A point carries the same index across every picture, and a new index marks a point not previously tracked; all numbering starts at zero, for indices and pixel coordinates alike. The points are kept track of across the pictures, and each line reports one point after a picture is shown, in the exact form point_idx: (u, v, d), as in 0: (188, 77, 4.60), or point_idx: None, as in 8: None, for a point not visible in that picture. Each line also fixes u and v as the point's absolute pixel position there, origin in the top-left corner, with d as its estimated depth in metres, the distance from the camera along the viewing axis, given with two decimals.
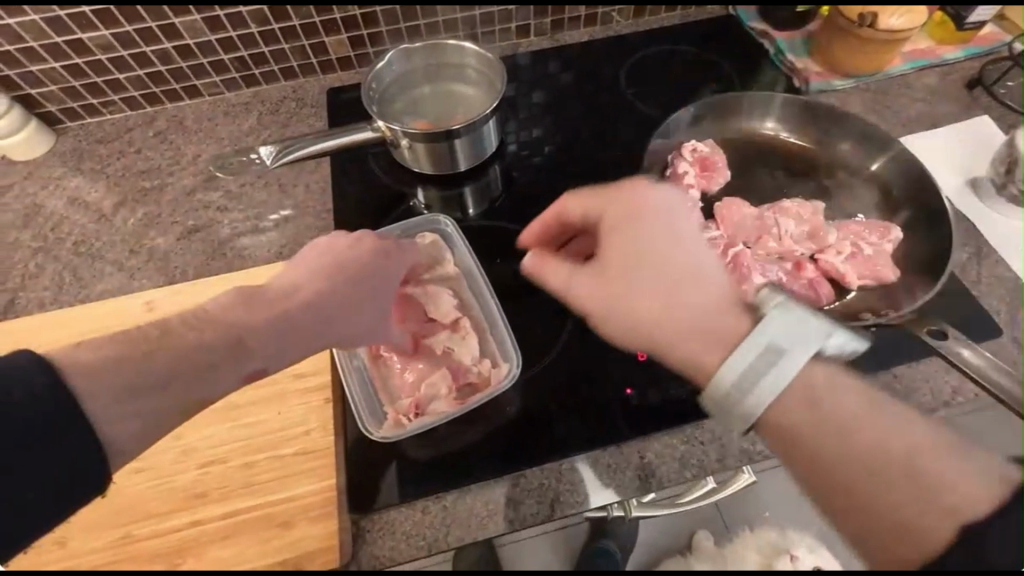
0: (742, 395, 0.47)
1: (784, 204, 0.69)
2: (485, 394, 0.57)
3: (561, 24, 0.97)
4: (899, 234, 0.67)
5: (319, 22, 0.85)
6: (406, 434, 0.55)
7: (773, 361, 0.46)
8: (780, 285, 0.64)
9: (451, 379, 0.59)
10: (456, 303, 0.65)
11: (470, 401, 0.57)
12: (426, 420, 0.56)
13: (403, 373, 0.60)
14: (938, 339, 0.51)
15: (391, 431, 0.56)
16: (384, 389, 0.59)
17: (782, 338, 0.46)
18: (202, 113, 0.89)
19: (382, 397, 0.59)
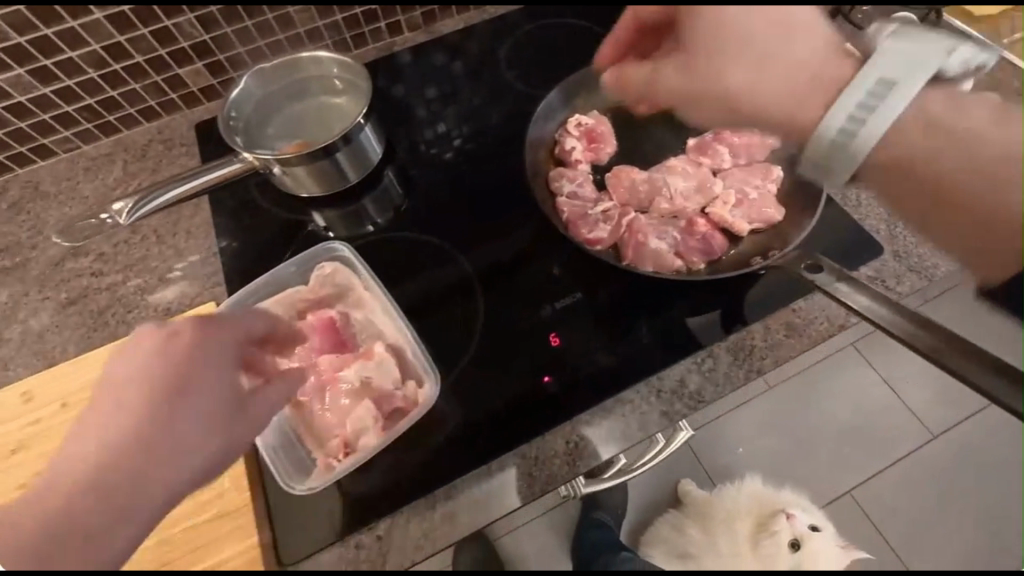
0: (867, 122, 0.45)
1: (670, 163, 0.70)
2: (412, 413, 0.56)
3: (434, 14, 0.94)
4: (780, 173, 0.69)
5: (166, 54, 0.78)
6: (336, 478, 0.54)
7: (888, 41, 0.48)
8: (676, 245, 0.64)
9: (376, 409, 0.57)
10: (373, 332, 0.61)
11: (398, 428, 0.55)
12: (358, 457, 0.55)
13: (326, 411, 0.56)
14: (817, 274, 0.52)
15: (322, 476, 0.54)
16: (307, 434, 0.56)
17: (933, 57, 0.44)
18: (59, 173, 0.81)
19: (309, 444, 0.56)
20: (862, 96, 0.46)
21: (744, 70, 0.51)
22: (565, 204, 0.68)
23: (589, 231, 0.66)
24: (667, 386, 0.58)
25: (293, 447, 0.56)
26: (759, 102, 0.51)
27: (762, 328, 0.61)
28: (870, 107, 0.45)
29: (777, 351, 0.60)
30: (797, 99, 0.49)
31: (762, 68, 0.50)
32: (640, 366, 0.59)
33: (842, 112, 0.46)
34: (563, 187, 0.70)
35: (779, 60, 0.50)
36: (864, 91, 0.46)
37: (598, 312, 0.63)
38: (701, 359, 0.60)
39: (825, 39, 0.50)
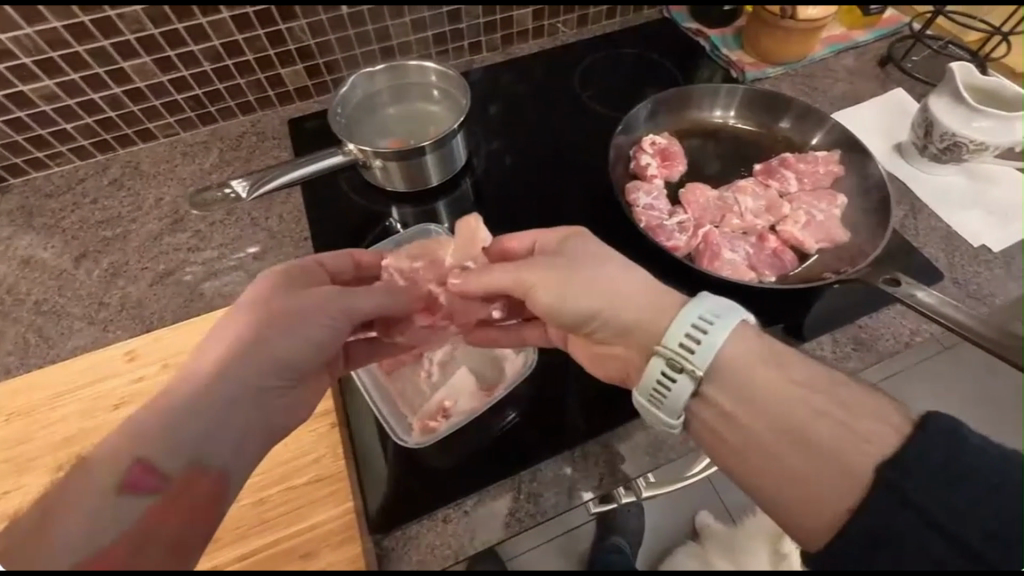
0: (685, 363, 0.47)
1: (740, 183, 0.75)
2: (506, 384, 0.59)
3: (511, 39, 1.01)
4: (844, 200, 0.73)
5: (273, 55, 0.84)
6: (439, 436, 0.55)
7: (694, 339, 0.46)
8: (748, 257, 0.69)
9: (474, 379, 0.60)
10: None
11: (496, 391, 0.59)
12: (454, 421, 0.56)
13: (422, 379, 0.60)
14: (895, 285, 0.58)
15: (423, 437, 0.55)
16: (402, 400, 0.59)
17: (705, 322, 0.47)
18: (159, 156, 0.86)
19: (404, 408, 0.58)
20: (680, 339, 0.47)
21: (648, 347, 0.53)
22: (642, 214, 0.73)
23: (667, 239, 0.70)
24: None
25: (391, 408, 0.58)
26: (756, 463, 0.44)
27: (831, 340, 0.64)
28: (664, 388, 0.48)
29: (848, 363, 0.63)
30: (809, 502, 0.41)
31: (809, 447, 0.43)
32: None
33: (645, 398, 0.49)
34: (640, 198, 0.74)
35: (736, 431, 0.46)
36: (685, 330, 0.47)
37: None
38: None
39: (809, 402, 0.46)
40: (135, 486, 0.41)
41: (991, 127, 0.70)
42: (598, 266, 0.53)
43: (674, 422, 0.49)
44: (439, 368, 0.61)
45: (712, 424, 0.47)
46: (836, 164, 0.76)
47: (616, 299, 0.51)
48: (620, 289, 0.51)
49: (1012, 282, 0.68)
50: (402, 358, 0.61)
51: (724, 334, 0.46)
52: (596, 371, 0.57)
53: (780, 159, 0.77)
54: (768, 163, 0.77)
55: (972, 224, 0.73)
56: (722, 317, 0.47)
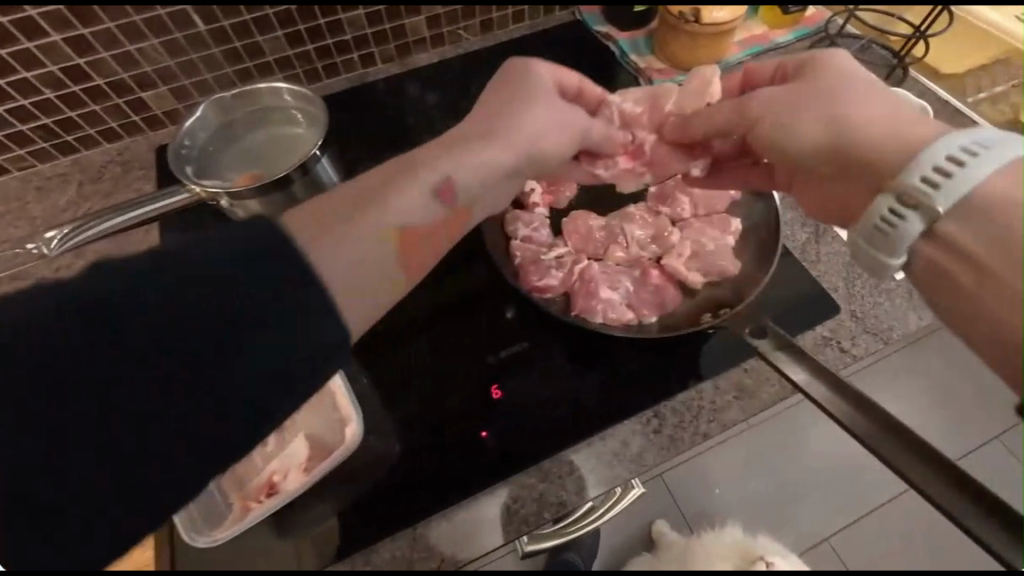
0: (930, 195, 0.39)
1: (628, 210, 0.69)
2: (335, 456, 0.52)
3: (408, 48, 0.94)
4: (739, 226, 0.68)
5: (128, 78, 0.77)
6: (236, 531, 0.49)
7: (954, 165, 0.38)
8: (627, 296, 0.63)
9: (306, 452, 0.54)
10: None
11: (311, 474, 0.51)
12: (274, 501, 0.51)
13: (252, 452, 0.54)
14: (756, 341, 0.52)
15: (223, 531, 0.50)
16: (230, 476, 0.54)
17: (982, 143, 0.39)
18: (12, 192, 0.79)
19: (230, 486, 0.53)
20: (882, 217, 0.42)
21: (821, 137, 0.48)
22: (519, 248, 0.66)
23: (540, 278, 0.64)
24: (608, 448, 0.56)
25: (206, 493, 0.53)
26: None
27: (712, 388, 0.59)
28: (934, 190, 0.39)
29: (727, 413, 0.57)
30: None
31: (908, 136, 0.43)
32: (583, 424, 0.57)
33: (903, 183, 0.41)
34: (518, 229, 0.68)
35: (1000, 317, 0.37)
36: (930, 166, 0.39)
37: (543, 365, 0.61)
38: (647, 419, 0.57)
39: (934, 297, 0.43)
40: (443, 197, 0.49)
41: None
42: (842, 106, 0.48)
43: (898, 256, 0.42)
44: (276, 437, 0.55)
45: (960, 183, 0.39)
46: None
47: (841, 126, 0.47)
48: (844, 116, 0.47)
49: (913, 313, 0.63)
50: None
51: (993, 163, 0.38)
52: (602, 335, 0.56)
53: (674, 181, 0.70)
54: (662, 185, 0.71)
55: None
56: (1002, 145, 0.38)
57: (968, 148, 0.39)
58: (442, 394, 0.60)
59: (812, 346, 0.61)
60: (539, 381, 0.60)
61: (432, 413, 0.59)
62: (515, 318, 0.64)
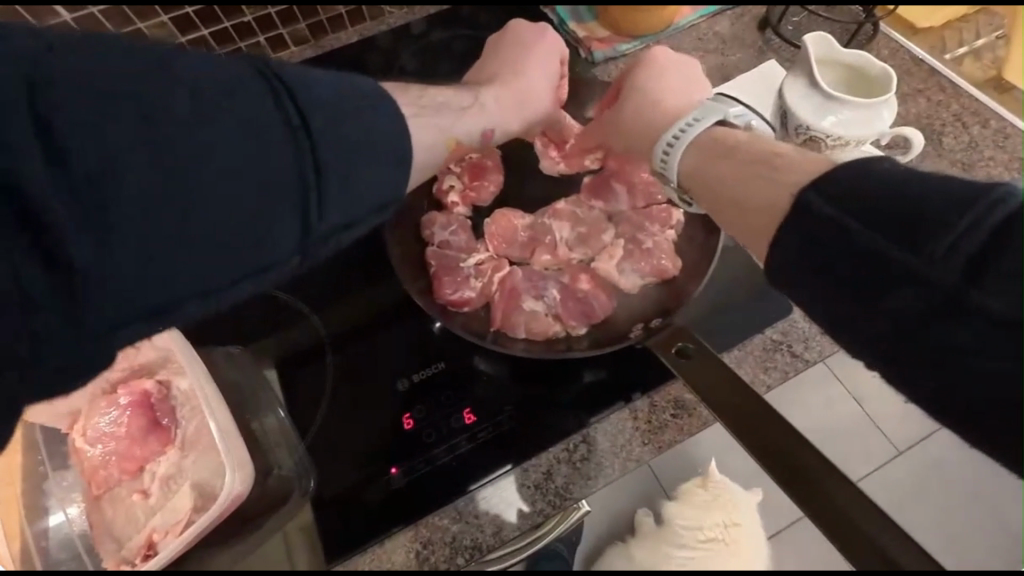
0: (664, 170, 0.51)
1: (558, 206, 0.62)
2: (214, 509, 0.46)
3: (322, 27, 0.84)
4: (681, 217, 0.60)
5: None
6: None
7: (679, 136, 0.50)
8: (553, 306, 0.56)
9: (188, 506, 0.48)
10: (192, 409, 0.53)
11: (188, 534, 0.46)
12: (146, 567, 0.45)
13: (132, 505, 0.49)
14: (683, 362, 0.45)
15: None
16: (106, 535, 0.48)
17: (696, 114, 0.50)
18: None
19: (105, 545, 0.48)
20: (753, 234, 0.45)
21: (640, 107, 0.55)
22: (434, 255, 0.59)
23: (455, 291, 0.57)
24: (531, 479, 0.50)
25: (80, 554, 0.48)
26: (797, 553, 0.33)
27: (647, 406, 0.53)
28: (665, 161, 0.51)
29: (661, 434, 0.52)
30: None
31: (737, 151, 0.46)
32: (502, 454, 0.51)
33: (659, 150, 0.51)
34: (434, 234, 0.60)
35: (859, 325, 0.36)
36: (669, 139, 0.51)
37: (460, 388, 0.54)
38: (574, 444, 0.51)
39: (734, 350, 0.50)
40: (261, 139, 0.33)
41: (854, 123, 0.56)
42: (653, 103, 0.54)
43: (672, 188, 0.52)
44: (158, 487, 0.50)
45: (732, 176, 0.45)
46: None
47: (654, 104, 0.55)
48: (661, 99, 0.55)
49: None
50: (113, 479, 0.50)
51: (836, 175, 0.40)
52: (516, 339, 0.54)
53: (609, 172, 0.63)
54: (600, 174, 0.64)
55: None
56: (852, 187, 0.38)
57: (683, 125, 0.50)
58: (348, 427, 0.54)
59: (761, 352, 0.55)
60: (455, 407, 0.53)
61: (337, 448, 0.53)
62: (431, 335, 0.57)
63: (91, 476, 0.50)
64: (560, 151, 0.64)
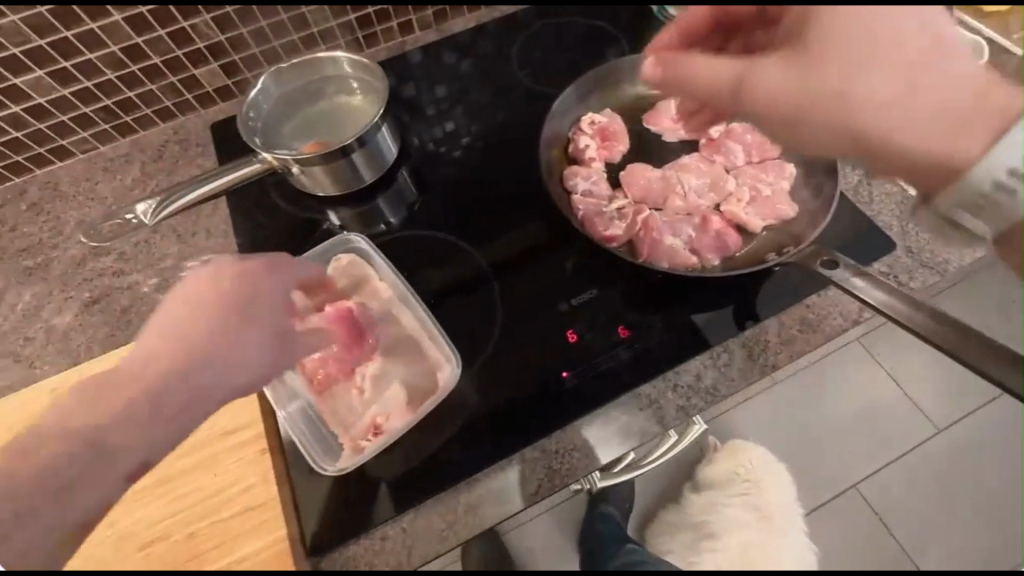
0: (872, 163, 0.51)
1: (684, 160, 0.71)
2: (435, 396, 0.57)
3: (445, 14, 0.94)
4: (793, 170, 0.69)
5: (182, 55, 0.78)
6: (359, 461, 0.55)
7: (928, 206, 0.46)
8: (690, 242, 0.66)
9: (405, 396, 0.59)
10: (391, 321, 0.63)
11: (417, 411, 0.57)
12: (382, 441, 0.56)
13: (354, 396, 0.59)
14: (832, 269, 0.54)
15: (347, 460, 0.56)
16: (334, 419, 0.58)
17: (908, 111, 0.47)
18: (78, 174, 0.82)
19: (336, 427, 0.58)
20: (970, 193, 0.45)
21: (847, 92, 0.48)
22: (580, 202, 0.69)
23: (604, 229, 0.67)
24: (683, 381, 0.59)
25: (320, 432, 0.58)
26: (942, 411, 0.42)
27: (777, 323, 0.62)
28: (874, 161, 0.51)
29: (791, 345, 0.61)
30: None
31: (914, 105, 0.47)
32: (657, 361, 0.60)
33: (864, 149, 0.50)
34: (578, 184, 0.71)
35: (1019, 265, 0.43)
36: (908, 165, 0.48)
37: (614, 308, 0.64)
38: (717, 354, 0.61)
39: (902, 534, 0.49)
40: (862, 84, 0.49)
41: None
42: (850, 71, 0.48)
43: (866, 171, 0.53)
44: (370, 386, 0.59)
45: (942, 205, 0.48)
46: None
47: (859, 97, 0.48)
48: (851, 79, 0.48)
49: None
50: (333, 377, 0.60)
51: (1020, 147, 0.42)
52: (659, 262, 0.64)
53: (728, 130, 0.73)
54: (721, 132, 0.73)
55: None
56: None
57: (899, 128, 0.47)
58: (519, 340, 0.64)
59: None
60: (612, 324, 0.63)
61: (512, 357, 0.62)
62: (584, 266, 0.67)
63: (312, 376, 0.60)
64: (680, 120, 0.75)
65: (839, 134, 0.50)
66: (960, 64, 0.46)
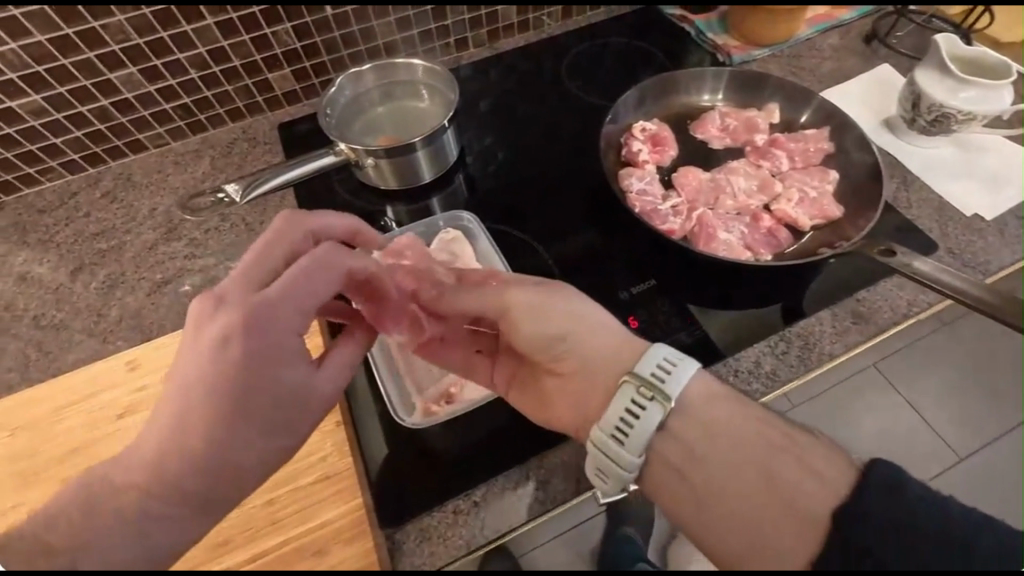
0: (625, 436, 0.45)
1: (732, 164, 0.76)
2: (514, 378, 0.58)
3: (496, 34, 1.01)
4: (836, 176, 0.74)
5: (260, 60, 0.85)
6: (437, 420, 0.55)
7: (662, 375, 0.46)
8: (743, 237, 0.69)
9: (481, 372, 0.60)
10: None
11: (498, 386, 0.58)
12: (457, 406, 0.57)
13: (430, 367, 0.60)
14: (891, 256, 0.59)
15: (422, 419, 0.56)
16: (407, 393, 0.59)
17: (672, 355, 0.48)
18: (150, 167, 0.87)
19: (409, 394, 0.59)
20: (616, 422, 0.46)
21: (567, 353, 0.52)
22: (636, 200, 0.73)
23: (661, 223, 0.70)
24: (744, 366, 0.61)
25: (398, 391, 0.59)
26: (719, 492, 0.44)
27: (830, 315, 0.64)
28: (621, 435, 0.46)
29: (846, 335, 0.63)
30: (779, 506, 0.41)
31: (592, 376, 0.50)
32: (717, 348, 0.63)
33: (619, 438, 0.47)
34: (633, 184, 0.75)
35: (718, 439, 0.45)
36: (618, 419, 0.46)
37: (673, 297, 0.66)
38: (775, 341, 0.63)
39: (778, 443, 0.45)
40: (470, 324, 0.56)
41: (641, 430, 0.45)
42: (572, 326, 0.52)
43: (630, 467, 0.46)
44: None
45: (672, 490, 0.45)
46: (826, 142, 0.76)
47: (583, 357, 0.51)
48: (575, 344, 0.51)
49: (1007, 248, 0.69)
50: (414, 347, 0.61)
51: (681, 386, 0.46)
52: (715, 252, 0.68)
53: (771, 138, 0.78)
54: (766, 141, 0.78)
55: (964, 194, 0.73)
56: (683, 362, 0.47)
57: (658, 370, 0.47)
58: None
59: None
60: (671, 312, 0.65)
61: None
62: (637, 261, 0.70)
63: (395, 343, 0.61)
64: (724, 130, 0.80)
65: (542, 406, 0.53)
66: (569, 304, 0.53)
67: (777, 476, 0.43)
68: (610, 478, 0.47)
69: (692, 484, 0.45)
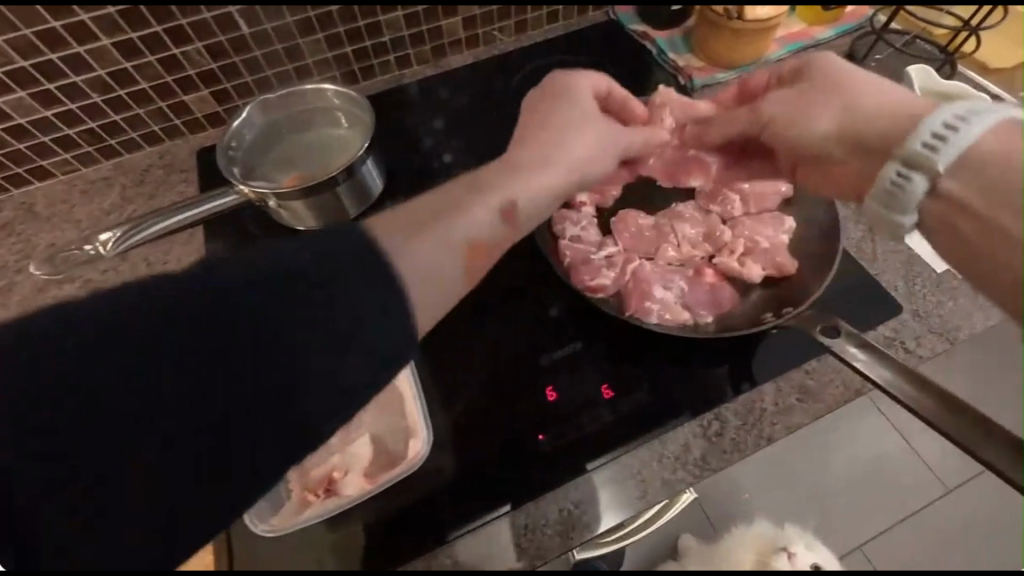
0: (902, 193, 0.44)
1: (677, 209, 0.68)
2: (401, 469, 0.52)
3: (442, 50, 0.93)
4: (792, 223, 0.66)
5: (172, 82, 0.77)
6: (301, 525, 0.49)
7: (949, 133, 0.42)
8: (682, 296, 0.61)
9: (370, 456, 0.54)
10: None
11: (378, 481, 0.51)
12: (331, 503, 0.50)
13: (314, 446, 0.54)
14: (832, 338, 0.51)
15: (282, 523, 0.50)
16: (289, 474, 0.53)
17: (949, 114, 0.43)
18: (56, 196, 0.80)
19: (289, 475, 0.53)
20: (886, 187, 0.45)
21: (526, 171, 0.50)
22: (568, 248, 0.65)
23: (592, 278, 0.62)
24: (669, 452, 0.55)
25: None
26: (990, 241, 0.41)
27: (774, 389, 0.57)
28: (901, 188, 0.44)
29: (789, 416, 0.56)
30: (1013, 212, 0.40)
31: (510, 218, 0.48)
32: (642, 426, 0.56)
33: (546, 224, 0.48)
34: (567, 229, 0.67)
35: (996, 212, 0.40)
36: (928, 135, 0.43)
37: (600, 364, 0.59)
38: (708, 421, 0.56)
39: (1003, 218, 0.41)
40: (509, 218, 0.47)
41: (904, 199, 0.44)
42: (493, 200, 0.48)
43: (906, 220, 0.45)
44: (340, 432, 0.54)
45: (959, 243, 0.43)
46: (785, 183, 0.68)
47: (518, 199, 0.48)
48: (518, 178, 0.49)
49: (978, 311, 0.61)
50: None
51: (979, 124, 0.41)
52: (650, 316, 0.60)
53: (724, 177, 0.70)
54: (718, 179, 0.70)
55: None
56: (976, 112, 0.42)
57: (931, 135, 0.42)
58: (495, 392, 0.59)
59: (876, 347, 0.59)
60: (595, 382, 0.58)
61: (486, 412, 0.58)
62: (564, 319, 0.63)
63: None
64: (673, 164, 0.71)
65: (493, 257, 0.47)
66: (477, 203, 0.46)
67: (1002, 227, 0.40)
68: (897, 215, 0.45)
69: (979, 230, 0.41)
